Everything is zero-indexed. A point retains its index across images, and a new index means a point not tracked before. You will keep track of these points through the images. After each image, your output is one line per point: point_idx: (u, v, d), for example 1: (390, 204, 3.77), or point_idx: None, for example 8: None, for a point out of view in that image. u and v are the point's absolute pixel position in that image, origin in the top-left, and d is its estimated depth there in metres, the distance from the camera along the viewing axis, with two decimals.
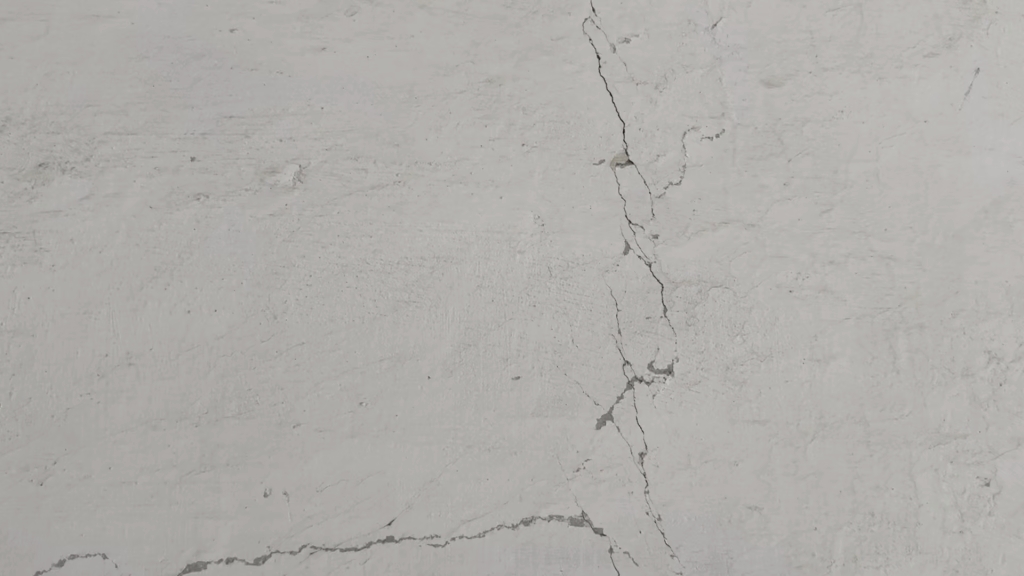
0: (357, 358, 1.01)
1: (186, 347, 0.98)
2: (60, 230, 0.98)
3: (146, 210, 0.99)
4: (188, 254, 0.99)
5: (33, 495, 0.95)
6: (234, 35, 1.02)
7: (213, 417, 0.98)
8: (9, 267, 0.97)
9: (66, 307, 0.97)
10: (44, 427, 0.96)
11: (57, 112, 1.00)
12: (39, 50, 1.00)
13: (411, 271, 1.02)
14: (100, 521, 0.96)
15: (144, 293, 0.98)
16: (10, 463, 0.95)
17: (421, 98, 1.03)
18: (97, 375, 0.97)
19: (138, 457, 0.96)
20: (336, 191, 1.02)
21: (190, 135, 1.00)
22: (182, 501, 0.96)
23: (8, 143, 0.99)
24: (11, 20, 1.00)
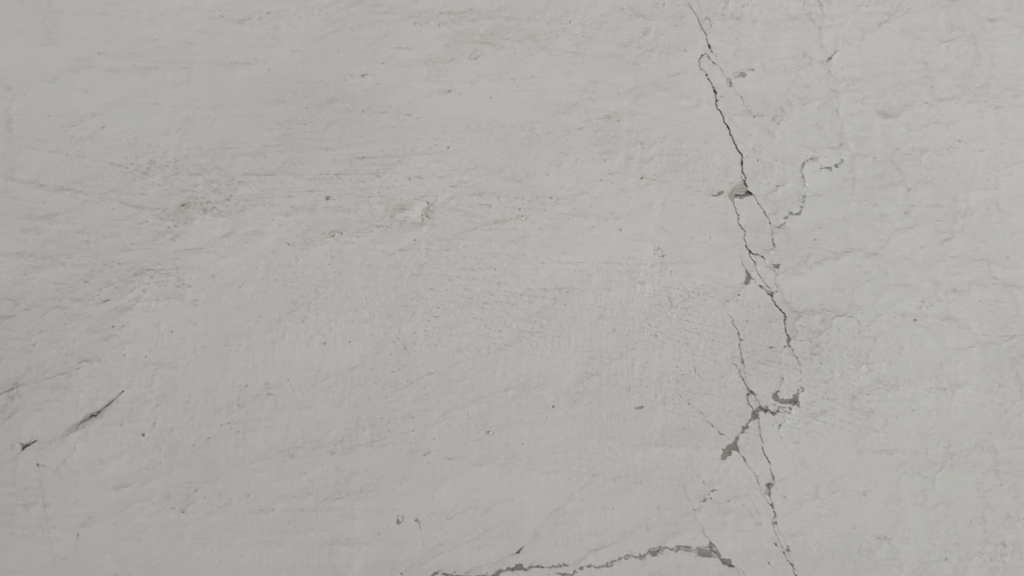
0: (484, 387, 1.02)
1: (322, 377, 1.01)
2: (201, 267, 1.02)
3: (284, 246, 1.03)
4: (322, 287, 1.03)
5: (175, 522, 0.98)
6: (365, 80, 1.06)
7: (347, 445, 1.00)
8: (153, 302, 1.01)
9: (207, 340, 1.01)
10: (186, 456, 0.99)
11: (198, 155, 1.04)
12: (181, 97, 1.05)
13: (534, 302, 1.04)
14: (238, 548, 0.98)
15: (282, 325, 1.02)
16: (154, 492, 0.98)
17: (542, 135, 1.06)
18: (237, 406, 1.00)
19: (275, 484, 0.99)
20: (461, 226, 1.05)
21: (325, 175, 1.05)
22: (317, 528, 0.99)
23: (153, 185, 1.03)
24: (155, 69, 1.05)
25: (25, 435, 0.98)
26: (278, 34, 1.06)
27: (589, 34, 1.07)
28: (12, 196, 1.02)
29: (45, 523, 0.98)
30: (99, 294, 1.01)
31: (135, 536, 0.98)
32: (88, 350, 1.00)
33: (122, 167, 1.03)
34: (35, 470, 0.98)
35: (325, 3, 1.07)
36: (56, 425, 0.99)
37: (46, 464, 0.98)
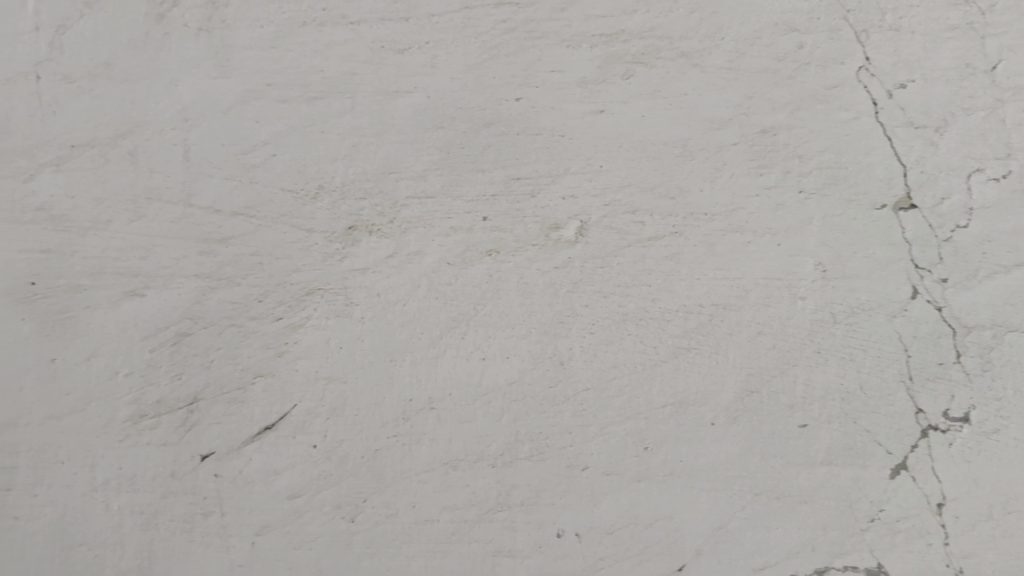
0: (641, 404, 1.02)
1: (482, 392, 1.04)
2: (367, 286, 1.07)
3: (444, 265, 1.07)
4: (481, 305, 1.06)
5: (345, 532, 1.02)
6: (520, 104, 1.08)
7: (507, 458, 1.02)
8: (324, 319, 1.06)
9: (373, 355, 1.05)
10: (356, 467, 1.03)
11: (363, 179, 1.09)
12: (347, 125, 1.10)
13: (690, 318, 1.03)
14: (405, 558, 1.01)
15: (444, 341, 1.05)
16: (325, 502, 1.03)
17: (695, 152, 1.06)
18: (403, 419, 1.04)
19: (439, 496, 1.02)
20: (615, 243, 1.05)
21: (482, 197, 1.07)
22: (481, 540, 1.01)
23: (322, 210, 1.08)
24: (322, 99, 1.10)
25: (205, 446, 1.04)
26: (437, 63, 1.10)
27: (742, 50, 1.07)
28: (191, 221, 1.09)
29: (222, 531, 1.03)
30: (272, 312, 1.06)
31: (307, 545, 1.02)
32: (262, 366, 1.05)
33: (292, 193, 1.09)
34: (214, 480, 1.03)
35: (481, 31, 1.09)
36: (233, 437, 1.04)
37: (224, 475, 1.04)
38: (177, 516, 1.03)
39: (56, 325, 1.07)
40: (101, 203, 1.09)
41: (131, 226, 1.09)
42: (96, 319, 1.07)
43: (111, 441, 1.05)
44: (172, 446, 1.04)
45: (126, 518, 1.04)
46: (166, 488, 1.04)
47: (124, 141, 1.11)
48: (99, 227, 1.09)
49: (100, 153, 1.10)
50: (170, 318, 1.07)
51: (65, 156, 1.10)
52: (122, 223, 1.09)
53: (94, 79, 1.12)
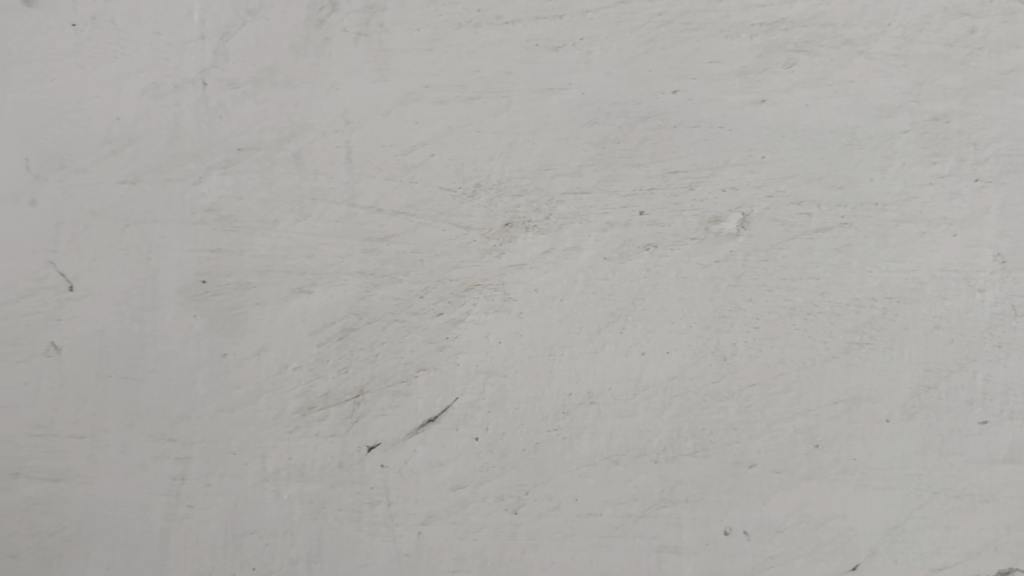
0: (810, 400, 1.00)
1: (642, 387, 1.02)
2: (525, 281, 1.05)
3: (601, 260, 1.04)
4: (639, 299, 1.03)
5: (508, 524, 1.02)
6: (678, 96, 1.06)
7: (670, 454, 1.01)
8: (482, 314, 1.06)
9: (533, 351, 1.04)
10: (517, 460, 1.03)
11: (519, 177, 1.07)
12: (503, 123, 1.09)
13: (861, 312, 1.01)
14: (568, 551, 1.01)
15: (602, 336, 1.03)
16: (488, 493, 1.03)
17: (863, 140, 1.03)
18: (562, 413, 1.03)
19: (602, 490, 1.01)
20: (780, 235, 1.03)
21: (638, 191, 1.05)
22: (645, 534, 1.00)
23: (479, 208, 1.08)
24: (478, 98, 1.10)
25: (370, 437, 1.06)
26: (591, 59, 1.08)
27: (910, 36, 1.04)
28: (354, 220, 1.11)
29: (389, 520, 1.04)
30: (433, 308, 1.07)
31: (472, 536, 1.03)
32: (425, 360, 1.07)
33: (451, 191, 1.09)
34: (380, 471, 1.05)
35: (637, 25, 1.07)
36: (398, 428, 1.06)
37: (389, 466, 1.05)
38: (345, 505, 1.05)
39: (228, 320, 1.10)
40: (268, 204, 1.13)
41: (296, 225, 1.12)
42: (264, 315, 1.10)
43: (280, 432, 1.07)
44: (339, 438, 1.06)
45: (297, 507, 1.05)
46: (335, 478, 1.06)
47: (288, 143, 1.13)
48: (266, 226, 1.12)
49: (266, 156, 1.13)
50: (336, 313, 1.09)
51: (232, 159, 1.14)
52: (288, 223, 1.12)
53: (259, 84, 1.15)
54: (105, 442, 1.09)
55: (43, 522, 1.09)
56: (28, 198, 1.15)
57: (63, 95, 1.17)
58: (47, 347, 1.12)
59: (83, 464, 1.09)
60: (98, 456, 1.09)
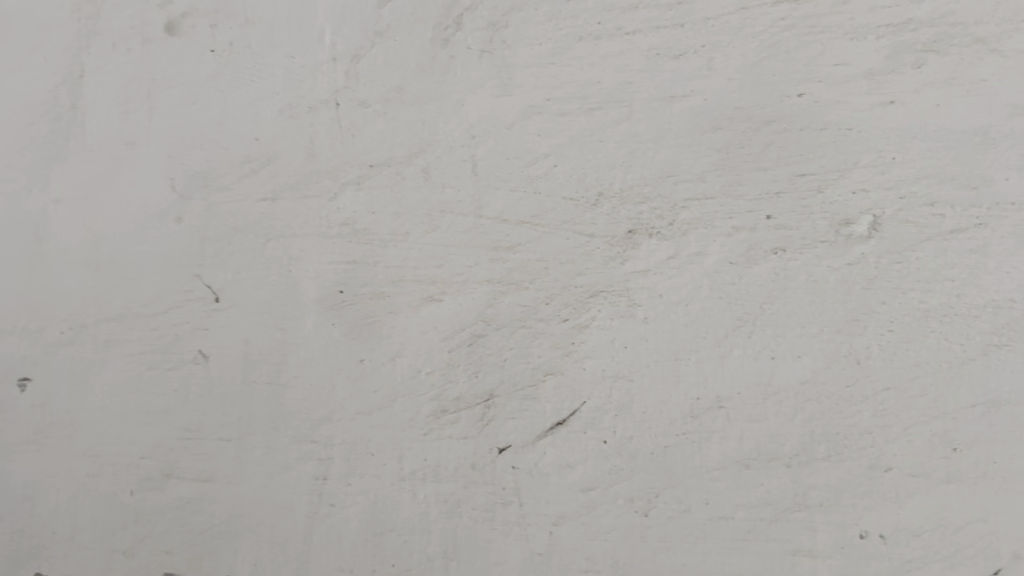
0: (948, 403, 0.99)
1: (772, 391, 1.03)
2: (650, 287, 1.07)
3: (728, 265, 1.05)
4: (768, 303, 1.04)
5: (639, 525, 1.04)
6: (802, 99, 1.06)
7: (803, 458, 1.01)
8: (608, 320, 1.08)
9: (660, 355, 1.06)
10: (647, 463, 1.05)
11: (642, 184, 1.09)
12: (625, 132, 1.10)
13: (1000, 314, 0.99)
14: (701, 553, 1.02)
15: (730, 340, 1.04)
16: (618, 495, 1.05)
17: (998, 139, 1.02)
18: (691, 417, 1.04)
19: (733, 493, 1.02)
20: (913, 237, 1.02)
21: (764, 195, 1.06)
22: (778, 538, 1.00)
23: (602, 215, 1.10)
24: (600, 108, 1.11)
25: (501, 440, 1.09)
26: (713, 65, 1.09)
27: None
28: (481, 231, 1.14)
29: (522, 521, 1.07)
30: (559, 314, 1.09)
31: (603, 536, 1.05)
32: (552, 364, 1.09)
33: (574, 200, 1.11)
34: (511, 472, 1.08)
35: (759, 31, 1.08)
36: (527, 431, 1.08)
37: (520, 467, 1.08)
38: (478, 505, 1.08)
39: (364, 328, 1.16)
40: (399, 217, 1.17)
41: (426, 236, 1.16)
42: (398, 322, 1.15)
43: (415, 434, 1.12)
44: (471, 440, 1.10)
45: (432, 506, 1.10)
46: (468, 479, 1.09)
47: (417, 159, 1.17)
48: (398, 238, 1.17)
49: (396, 171, 1.18)
50: (465, 320, 1.13)
51: (365, 175, 1.19)
52: (418, 235, 1.16)
53: (388, 103, 1.19)
54: (251, 444, 1.16)
55: (194, 520, 1.16)
56: (175, 215, 1.23)
57: (205, 118, 1.25)
58: (195, 355, 1.19)
59: (231, 465, 1.16)
60: (244, 457, 1.16)
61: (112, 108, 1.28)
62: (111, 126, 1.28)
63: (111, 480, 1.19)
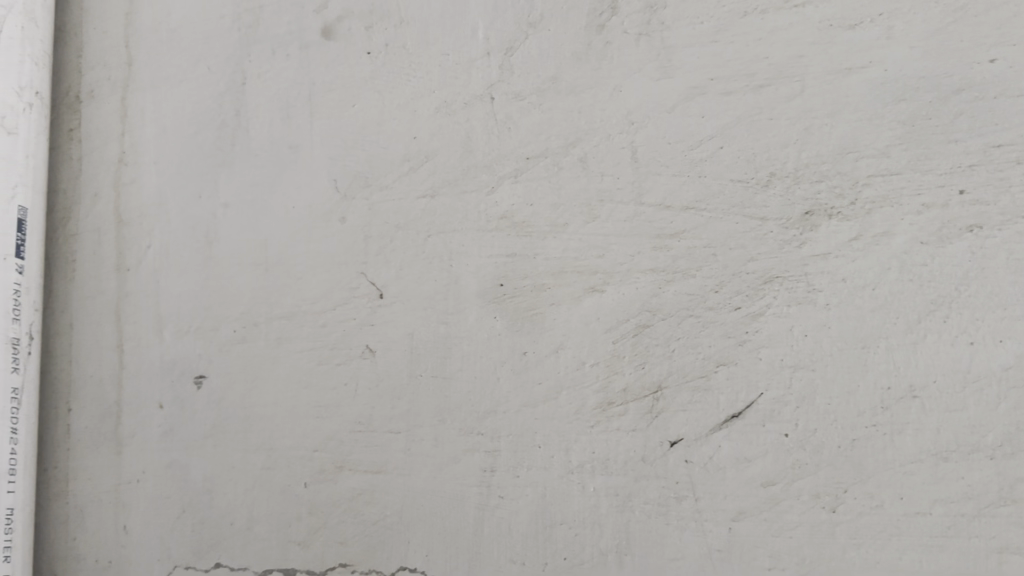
0: None
1: (971, 378, 0.97)
2: (830, 271, 1.03)
3: (917, 245, 1.00)
4: (964, 285, 0.98)
5: (826, 522, 1.00)
6: (994, 65, 1.01)
7: (1009, 450, 0.95)
8: (785, 307, 1.04)
9: (844, 343, 1.01)
10: (833, 456, 1.00)
11: (818, 162, 1.05)
12: (798, 108, 1.06)
13: None
14: (896, 551, 0.97)
15: (922, 325, 0.99)
16: (802, 490, 1.01)
17: None
18: (881, 408, 0.99)
19: (930, 488, 0.96)
20: None
21: (956, 168, 1.00)
22: (982, 535, 0.94)
23: (776, 197, 1.06)
24: (769, 85, 1.08)
25: (673, 433, 1.06)
26: (892, 34, 1.05)
27: None
28: (643, 218, 1.11)
29: (698, 516, 1.04)
30: (731, 302, 1.06)
31: (787, 533, 1.01)
32: (725, 354, 1.05)
33: (743, 182, 1.07)
34: (685, 466, 1.05)
35: None
36: (700, 424, 1.05)
37: (694, 460, 1.05)
38: (651, 499, 1.06)
39: (526, 321, 1.15)
40: (557, 208, 1.15)
41: (585, 227, 1.13)
42: (560, 315, 1.13)
43: (582, 427, 1.10)
44: (641, 433, 1.07)
45: (603, 500, 1.08)
46: (639, 472, 1.07)
47: (574, 148, 1.15)
48: (557, 229, 1.15)
49: (554, 162, 1.16)
50: (629, 310, 1.10)
51: (522, 167, 1.17)
52: (577, 225, 1.14)
53: (543, 94, 1.17)
54: (419, 436, 1.18)
55: (367, 511, 1.19)
56: (338, 215, 1.27)
57: (363, 119, 1.27)
58: (362, 350, 1.23)
59: (401, 457, 1.18)
60: (413, 449, 1.18)
61: (274, 113, 1.33)
62: (273, 130, 1.32)
63: (285, 472, 1.24)
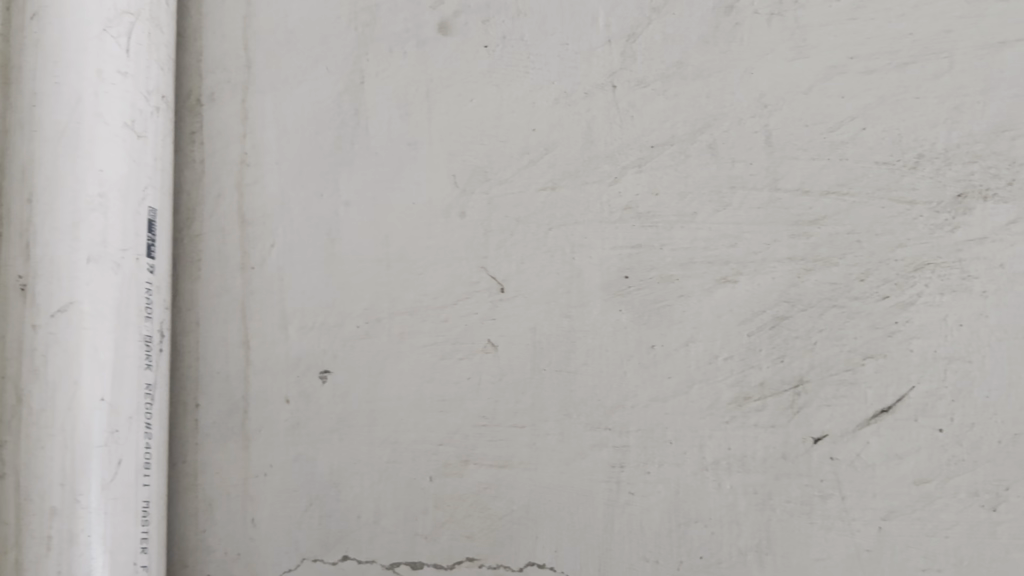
0: None
1: None
2: (986, 257, 0.98)
3: None
4: None
5: (987, 521, 0.95)
6: None
7: None
8: (938, 295, 0.99)
9: (1003, 332, 0.97)
10: (993, 453, 0.96)
11: (971, 142, 1.00)
12: (946, 85, 1.02)
13: None
14: None
15: None
16: (959, 488, 0.96)
17: None
18: None
19: None
20: None
21: None
22: None
23: (925, 178, 1.01)
24: (914, 63, 1.03)
25: (816, 429, 1.02)
26: None
27: None
28: (779, 206, 1.07)
29: (845, 515, 1.00)
30: (878, 291, 1.02)
31: (943, 533, 0.96)
32: (872, 347, 1.01)
33: (888, 165, 1.03)
34: (830, 463, 1.01)
35: None
36: (846, 419, 1.01)
37: (839, 457, 1.01)
38: (793, 497, 1.02)
39: (653, 313, 1.11)
40: (685, 197, 1.12)
41: (716, 215, 1.10)
42: (690, 307, 1.10)
43: (717, 422, 1.06)
44: (781, 429, 1.03)
45: (741, 497, 1.04)
46: (780, 469, 1.03)
47: (702, 135, 1.12)
48: (686, 219, 1.11)
49: (680, 150, 1.12)
50: (766, 302, 1.06)
51: (647, 156, 1.14)
52: (707, 214, 1.10)
53: (668, 80, 1.14)
54: (544, 431, 1.16)
55: (493, 506, 1.18)
56: (457, 210, 1.26)
57: (481, 112, 1.27)
58: (485, 344, 1.22)
59: (526, 451, 1.17)
60: (538, 444, 1.16)
61: (392, 111, 1.33)
62: (392, 128, 1.33)
63: (411, 466, 1.25)
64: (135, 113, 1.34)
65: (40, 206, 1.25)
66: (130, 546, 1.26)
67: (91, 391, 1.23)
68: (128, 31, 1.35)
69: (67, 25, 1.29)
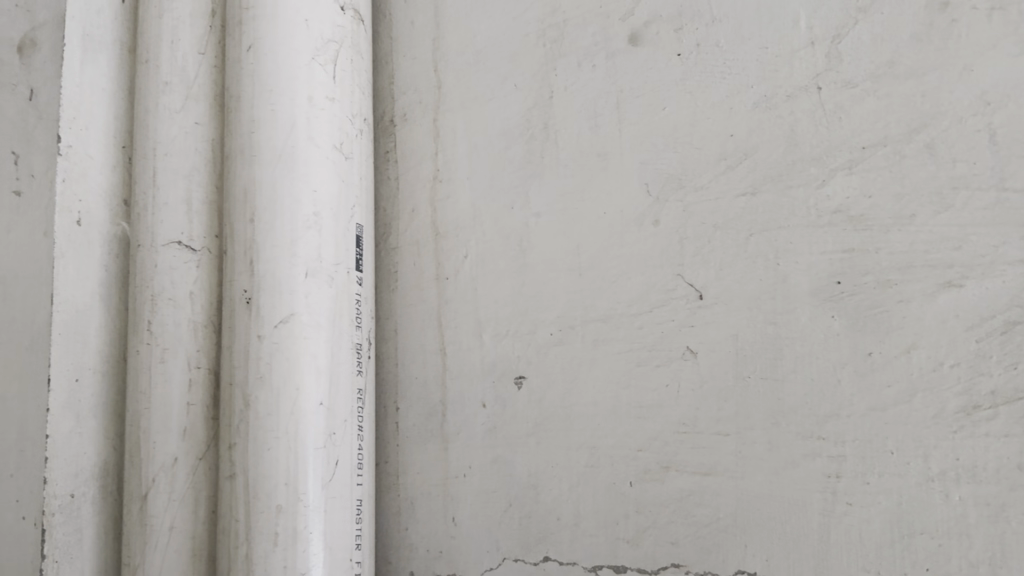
0: None
1: None
2: None
3: None
4: None
5: None
6: None
7: None
8: None
9: None
10: None
11: None
12: None
13: None
14: None
15: None
16: None
17: None
18: None
19: None
20: None
21: None
22: None
23: None
24: None
25: None
26: None
27: None
28: (1007, 206, 1.03)
29: None
30: None
31: None
32: None
33: None
34: None
35: None
36: None
37: None
38: None
39: (869, 320, 1.10)
40: (901, 199, 1.09)
41: (937, 217, 1.07)
42: (910, 312, 1.07)
43: (943, 432, 1.03)
44: (1015, 438, 1.00)
45: (971, 509, 1.01)
46: (1015, 480, 0.99)
47: (919, 135, 1.09)
48: (902, 222, 1.09)
49: (895, 150, 1.10)
50: (995, 307, 1.02)
51: (857, 158, 1.12)
52: (927, 216, 1.07)
53: (879, 80, 1.12)
54: (751, 439, 1.16)
55: (698, 513, 1.19)
56: (652, 218, 1.27)
57: (675, 121, 1.27)
58: (684, 351, 1.22)
59: (732, 460, 1.17)
60: (745, 452, 1.16)
61: (584, 123, 1.36)
62: (583, 139, 1.36)
63: (610, 471, 1.26)
64: (342, 135, 1.42)
65: (262, 226, 1.35)
66: (345, 543, 1.33)
67: (312, 397, 1.31)
68: (334, 58, 1.43)
69: (280, 56, 1.39)
